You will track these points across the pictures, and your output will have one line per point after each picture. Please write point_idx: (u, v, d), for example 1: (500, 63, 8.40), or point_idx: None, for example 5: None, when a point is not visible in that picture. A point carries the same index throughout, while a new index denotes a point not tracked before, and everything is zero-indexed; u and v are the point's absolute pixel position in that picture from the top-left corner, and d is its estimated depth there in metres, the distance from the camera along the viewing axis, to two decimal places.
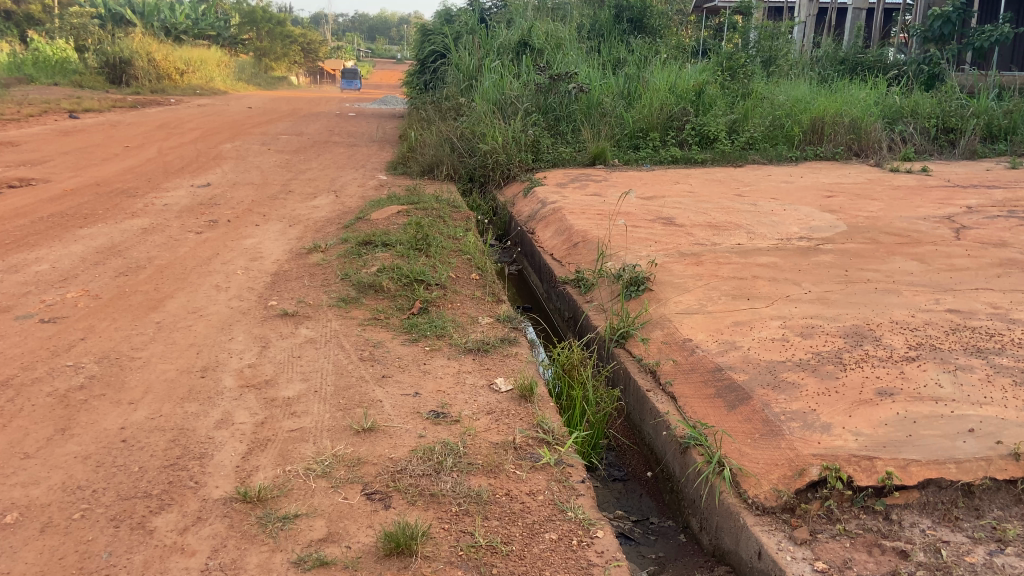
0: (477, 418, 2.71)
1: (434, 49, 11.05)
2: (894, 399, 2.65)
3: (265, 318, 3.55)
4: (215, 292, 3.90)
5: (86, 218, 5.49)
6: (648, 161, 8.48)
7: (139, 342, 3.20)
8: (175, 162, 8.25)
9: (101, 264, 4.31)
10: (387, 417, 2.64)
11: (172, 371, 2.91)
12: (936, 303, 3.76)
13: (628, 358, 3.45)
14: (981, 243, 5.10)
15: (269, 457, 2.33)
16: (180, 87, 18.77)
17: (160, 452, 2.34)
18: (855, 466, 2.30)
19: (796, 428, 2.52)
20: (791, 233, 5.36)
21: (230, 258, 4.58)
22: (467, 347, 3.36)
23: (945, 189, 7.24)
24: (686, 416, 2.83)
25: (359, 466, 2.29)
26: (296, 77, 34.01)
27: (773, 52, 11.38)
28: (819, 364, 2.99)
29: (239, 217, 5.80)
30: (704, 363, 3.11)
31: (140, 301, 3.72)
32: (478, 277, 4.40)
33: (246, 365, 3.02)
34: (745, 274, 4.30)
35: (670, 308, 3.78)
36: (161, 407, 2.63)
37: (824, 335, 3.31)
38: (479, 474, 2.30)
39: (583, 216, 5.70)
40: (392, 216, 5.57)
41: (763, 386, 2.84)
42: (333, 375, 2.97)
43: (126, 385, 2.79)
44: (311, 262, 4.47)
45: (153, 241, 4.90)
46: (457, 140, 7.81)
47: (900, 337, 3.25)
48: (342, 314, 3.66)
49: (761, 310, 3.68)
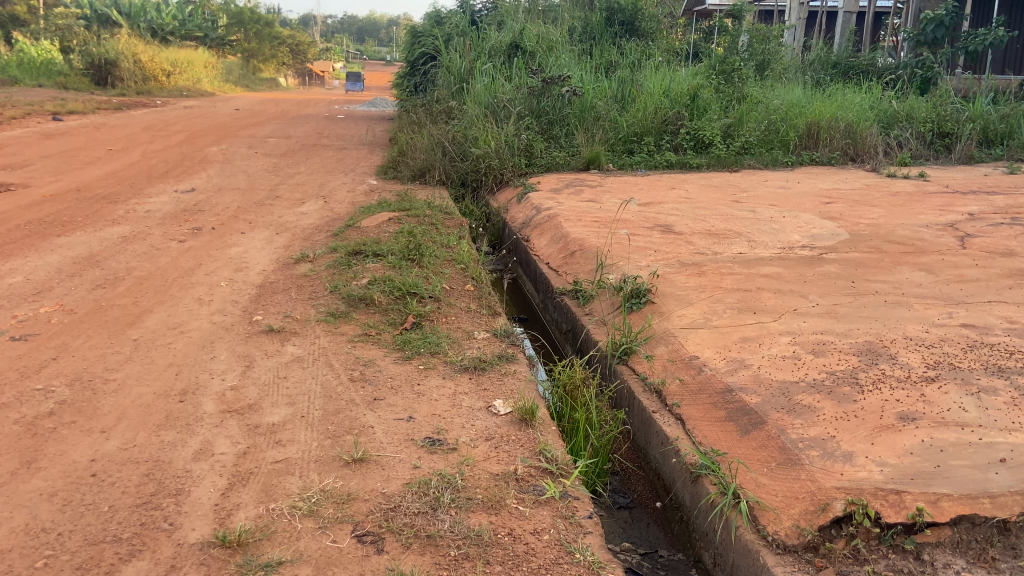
0: (476, 445, 2.54)
1: (423, 52, 10.86)
2: (917, 425, 2.50)
3: (249, 335, 3.37)
4: (197, 306, 3.72)
5: (65, 226, 5.29)
6: (642, 166, 8.35)
7: (115, 362, 3.02)
8: (160, 166, 8.06)
9: (78, 276, 4.12)
10: (379, 445, 2.47)
11: (149, 396, 2.73)
12: (949, 317, 3.61)
13: (632, 376, 3.28)
14: (988, 252, 4.98)
15: (251, 494, 2.16)
16: (166, 89, 18.51)
17: (133, 489, 2.16)
18: (882, 501, 2.15)
19: (816, 457, 2.36)
20: (793, 242, 5.21)
21: (214, 268, 4.40)
22: (462, 365, 3.19)
23: (945, 195, 7.12)
24: (696, 441, 2.67)
25: (349, 503, 2.12)
26: (286, 78, 33.70)
27: (766, 56, 11.24)
28: (835, 385, 2.83)
29: (224, 224, 5.61)
30: (713, 384, 2.95)
31: (118, 315, 3.54)
32: (473, 288, 4.24)
33: (228, 388, 2.83)
34: (750, 285, 4.15)
35: (674, 322, 3.62)
36: (136, 436, 2.45)
37: (836, 352, 3.16)
38: (479, 511, 2.14)
39: (579, 223, 5.55)
40: (384, 224, 5.39)
41: (777, 410, 2.68)
42: (321, 399, 2.79)
43: (98, 411, 2.61)
44: (298, 273, 4.30)
45: (133, 251, 4.71)
46: (449, 144, 7.67)
47: (916, 355, 3.11)
48: (331, 330, 3.48)
49: (769, 325, 3.53)
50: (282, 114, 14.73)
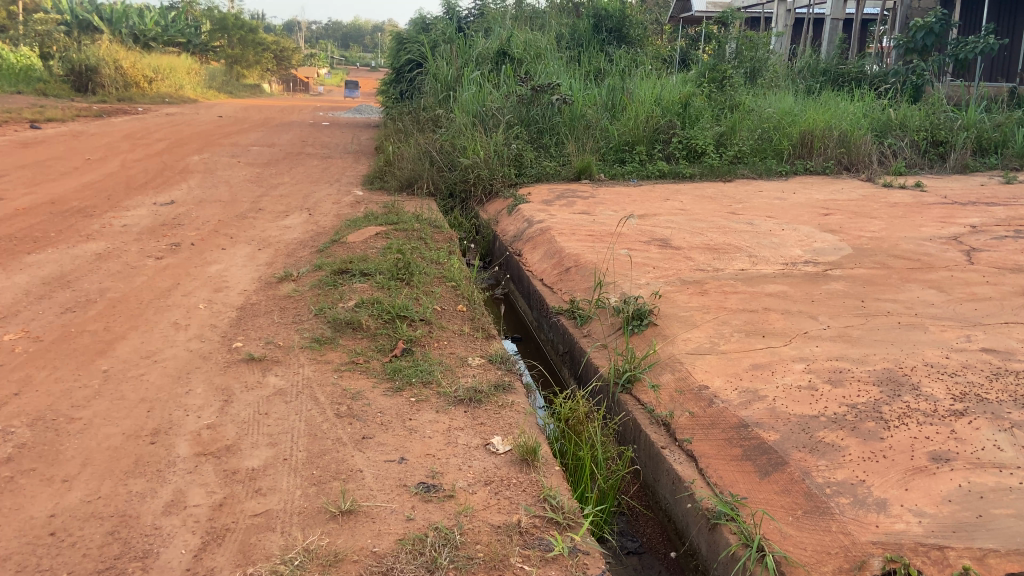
0: (475, 491, 2.33)
1: (409, 58, 10.65)
2: (952, 467, 2.32)
3: (227, 364, 3.15)
4: (173, 331, 3.49)
5: (36, 243, 5.04)
6: (634, 175, 8.16)
7: (82, 398, 2.78)
8: (138, 177, 7.81)
9: (46, 298, 3.88)
10: (369, 494, 2.25)
11: (117, 437, 2.50)
12: (968, 340, 3.43)
13: (636, 407, 3.07)
14: (997, 267, 4.82)
15: (228, 555, 1.94)
16: (148, 96, 18.25)
17: (95, 551, 1.94)
18: (924, 558, 1.96)
19: (847, 506, 2.18)
20: (795, 257, 5.04)
21: (192, 288, 4.17)
22: (457, 397, 2.98)
23: (944, 206, 6.98)
24: (711, 484, 2.46)
25: (338, 565, 1.91)
26: (271, 84, 33.36)
27: (756, 64, 11.16)
28: (858, 421, 2.64)
29: (204, 239, 5.38)
30: (727, 418, 2.76)
31: (88, 343, 3.30)
32: (466, 309, 4.04)
33: (204, 427, 2.61)
34: (756, 305, 3.97)
35: (679, 347, 3.43)
36: (101, 486, 2.23)
37: (855, 381, 2.98)
38: (482, 573, 1.94)
39: (573, 237, 5.36)
40: (370, 239, 5.18)
41: (799, 449, 2.49)
42: (305, 438, 2.57)
43: (61, 456, 2.39)
44: (282, 293, 4.08)
45: (106, 269, 4.47)
46: (437, 154, 7.48)
47: (940, 384, 2.92)
48: (316, 358, 3.26)
49: (780, 350, 3.34)
50: (266, 121, 14.45)
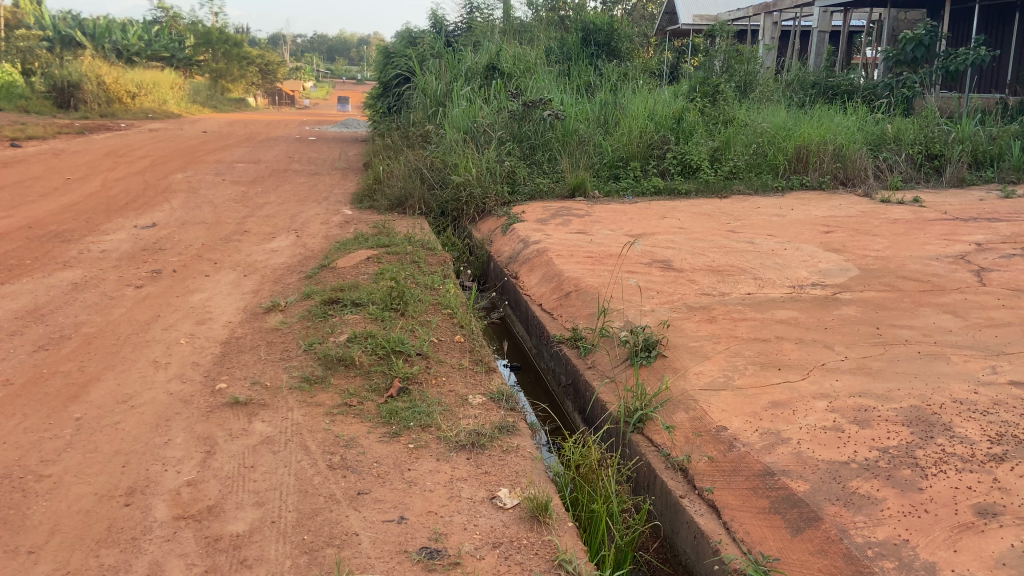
0: (482, 555, 2.12)
1: (396, 73, 10.48)
2: (1001, 523, 2.14)
3: (211, 409, 2.93)
4: (152, 371, 3.27)
5: (9, 272, 4.80)
6: (628, 192, 7.98)
7: (52, 451, 2.56)
8: (118, 198, 7.57)
9: (18, 335, 3.65)
10: (366, 563, 2.04)
11: (89, 499, 2.29)
12: (994, 372, 3.27)
13: (650, 449, 2.87)
14: (1010, 289, 4.65)
15: None
16: (131, 111, 17.97)
17: None
18: None
19: (892, 571, 1.99)
20: (802, 279, 4.86)
21: (173, 321, 3.96)
22: (459, 442, 2.77)
23: (946, 222, 6.83)
24: (739, 541, 2.27)
25: None
26: (256, 98, 33.03)
27: (747, 77, 11.05)
28: (892, 468, 2.45)
29: (187, 265, 5.16)
30: (750, 464, 2.57)
31: (61, 386, 3.08)
32: (464, 339, 3.83)
33: (184, 483, 2.40)
34: (768, 334, 3.79)
35: (692, 383, 3.23)
36: (70, 558, 2.02)
37: (882, 421, 2.79)
38: None
39: (572, 260, 5.17)
40: (361, 263, 4.97)
41: (832, 502, 2.30)
42: (296, 496, 2.36)
43: (26, 522, 2.17)
44: (269, 325, 3.86)
45: (83, 301, 4.24)
46: (427, 171, 7.28)
47: (973, 424, 2.74)
48: (306, 400, 3.04)
49: (799, 384, 3.16)
50: (251, 136, 14.22)
